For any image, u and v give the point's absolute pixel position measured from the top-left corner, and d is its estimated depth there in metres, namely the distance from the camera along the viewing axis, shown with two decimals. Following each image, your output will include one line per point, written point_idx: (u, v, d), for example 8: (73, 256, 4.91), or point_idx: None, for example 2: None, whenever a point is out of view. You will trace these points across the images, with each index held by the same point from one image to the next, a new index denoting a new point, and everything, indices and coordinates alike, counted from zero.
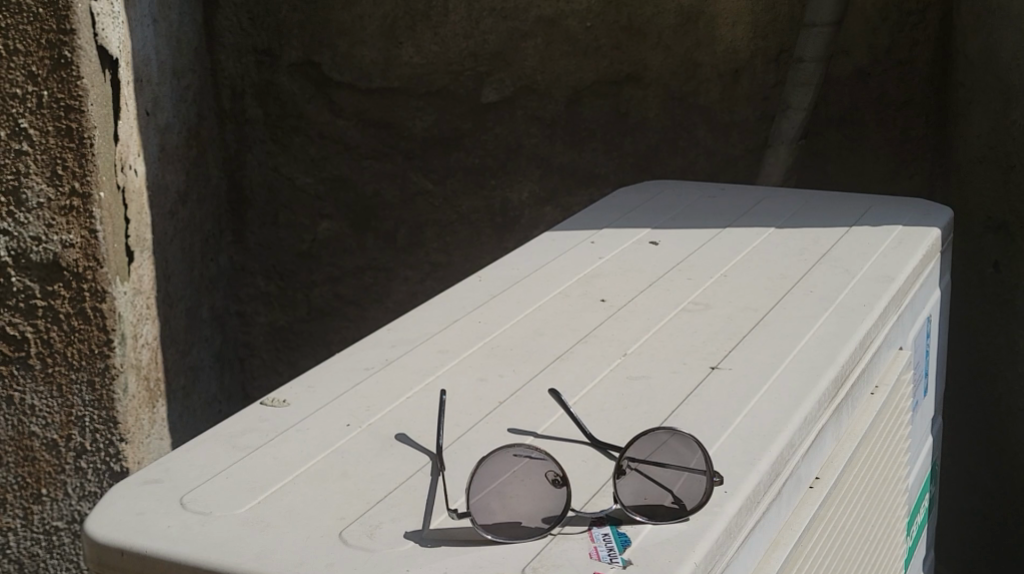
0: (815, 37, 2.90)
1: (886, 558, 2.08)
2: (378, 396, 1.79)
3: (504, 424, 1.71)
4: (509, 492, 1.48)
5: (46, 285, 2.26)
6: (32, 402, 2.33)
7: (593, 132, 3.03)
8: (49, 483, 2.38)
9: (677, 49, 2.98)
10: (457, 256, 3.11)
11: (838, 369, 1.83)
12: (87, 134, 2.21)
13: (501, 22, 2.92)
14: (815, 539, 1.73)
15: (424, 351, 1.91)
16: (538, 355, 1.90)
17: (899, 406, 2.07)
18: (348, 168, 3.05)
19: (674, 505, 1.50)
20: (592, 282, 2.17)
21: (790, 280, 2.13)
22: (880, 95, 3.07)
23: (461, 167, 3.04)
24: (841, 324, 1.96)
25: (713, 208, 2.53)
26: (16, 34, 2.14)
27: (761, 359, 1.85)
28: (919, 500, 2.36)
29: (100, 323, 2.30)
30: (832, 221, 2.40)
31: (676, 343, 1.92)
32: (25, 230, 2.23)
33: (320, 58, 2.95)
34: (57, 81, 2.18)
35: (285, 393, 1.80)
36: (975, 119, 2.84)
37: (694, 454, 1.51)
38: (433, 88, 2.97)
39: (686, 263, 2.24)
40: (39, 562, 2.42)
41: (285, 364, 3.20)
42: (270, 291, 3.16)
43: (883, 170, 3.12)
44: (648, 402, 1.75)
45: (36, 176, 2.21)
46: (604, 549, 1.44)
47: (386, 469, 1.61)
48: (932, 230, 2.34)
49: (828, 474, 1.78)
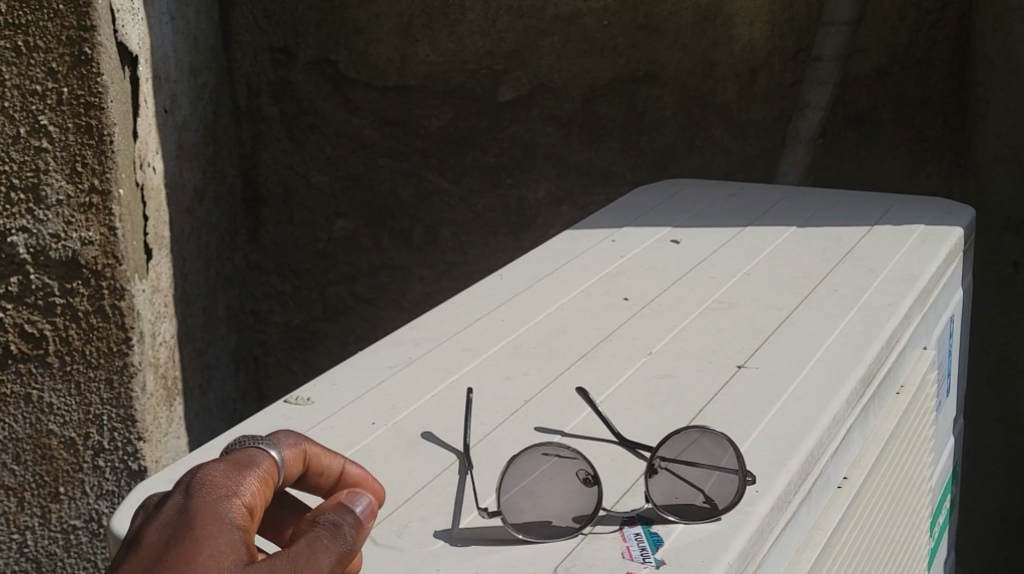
0: (834, 36, 2.91)
1: (909, 560, 2.06)
2: (403, 394, 1.77)
3: (532, 422, 1.70)
4: (540, 491, 1.47)
5: (65, 283, 2.23)
6: (50, 400, 2.29)
7: (610, 131, 3.02)
8: (68, 482, 2.35)
9: (694, 47, 2.98)
10: (474, 255, 3.11)
11: (866, 369, 1.82)
12: (107, 131, 2.17)
13: (518, 20, 2.90)
14: (844, 539, 1.71)
15: (448, 348, 1.90)
16: (563, 353, 1.89)
17: (923, 406, 2.05)
18: (363, 166, 3.03)
19: (706, 505, 1.48)
20: (615, 280, 2.15)
21: (814, 279, 2.12)
22: (899, 94, 3.05)
23: (477, 166, 3.03)
24: (868, 323, 1.94)
25: (733, 208, 2.51)
26: (37, 31, 2.10)
27: (787, 359, 1.84)
28: (941, 500, 2.34)
29: (118, 321, 2.26)
30: (854, 220, 2.39)
31: (701, 342, 1.90)
32: (45, 227, 2.20)
33: (336, 56, 2.93)
34: (77, 77, 2.13)
35: (308, 391, 1.79)
36: (995, 118, 2.83)
37: (725, 453, 1.50)
38: (450, 87, 2.95)
39: (708, 262, 2.22)
40: (57, 561, 2.39)
41: (300, 363, 3.19)
42: (286, 290, 3.14)
43: (902, 170, 3.11)
44: (676, 401, 1.74)
45: (56, 173, 2.17)
46: (637, 549, 1.43)
47: (414, 466, 1.60)
48: (955, 229, 2.32)
49: (856, 474, 1.76)
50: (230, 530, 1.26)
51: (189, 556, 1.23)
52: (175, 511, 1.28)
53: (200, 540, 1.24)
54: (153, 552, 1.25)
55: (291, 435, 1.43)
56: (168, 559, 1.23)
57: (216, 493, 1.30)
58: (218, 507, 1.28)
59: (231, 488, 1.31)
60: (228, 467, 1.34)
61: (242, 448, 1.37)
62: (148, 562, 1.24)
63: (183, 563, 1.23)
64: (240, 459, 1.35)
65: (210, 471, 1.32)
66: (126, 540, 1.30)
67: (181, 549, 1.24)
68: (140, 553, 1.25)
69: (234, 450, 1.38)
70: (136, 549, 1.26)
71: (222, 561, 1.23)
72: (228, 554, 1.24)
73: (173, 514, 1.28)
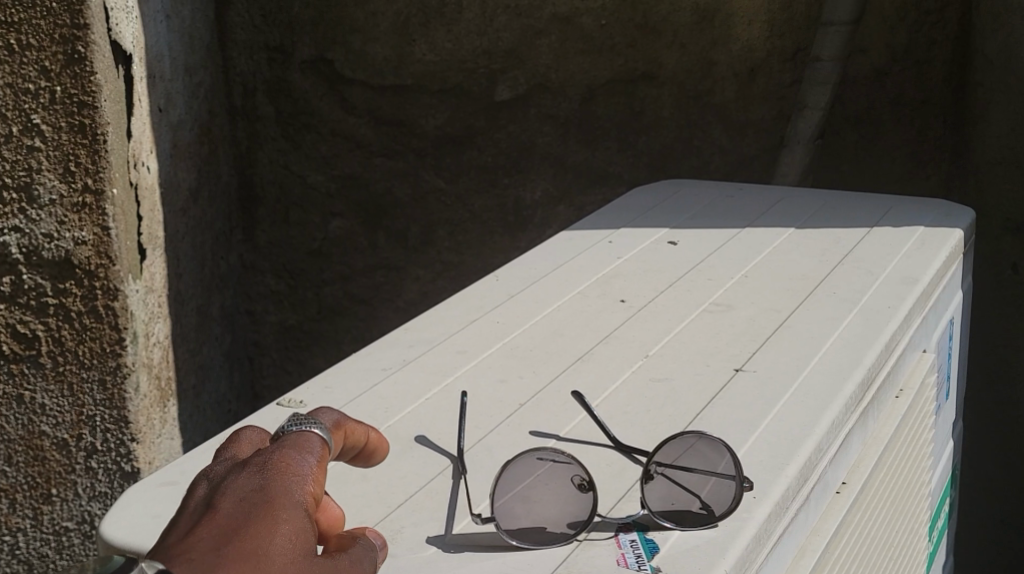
0: (832, 35, 2.90)
1: (908, 564, 2.05)
2: (397, 397, 1.76)
3: (527, 426, 1.68)
4: (534, 496, 1.45)
5: (58, 283, 2.20)
6: (43, 402, 2.27)
7: (608, 131, 3.01)
8: (60, 483, 2.32)
9: (692, 47, 2.97)
10: (470, 255, 3.09)
11: (865, 372, 1.80)
12: (100, 130, 2.14)
13: (516, 19, 2.88)
14: (842, 546, 1.70)
15: (442, 350, 1.89)
16: (559, 355, 1.87)
17: (923, 409, 2.04)
18: (359, 165, 3.02)
19: (702, 511, 1.46)
20: (611, 282, 2.14)
21: (813, 281, 2.10)
22: (898, 95, 3.04)
23: (474, 165, 3.01)
24: (867, 326, 1.93)
25: (730, 209, 2.50)
26: (30, 29, 2.07)
27: (785, 362, 1.82)
28: (940, 504, 2.33)
29: (111, 321, 2.24)
30: (853, 221, 2.38)
31: (698, 344, 1.89)
32: (37, 227, 2.17)
33: (332, 55, 2.91)
34: (70, 76, 2.11)
35: (301, 393, 1.77)
36: (994, 120, 2.81)
37: (722, 458, 1.48)
38: (447, 86, 2.93)
39: (705, 263, 2.21)
40: (49, 563, 2.37)
41: (295, 363, 3.18)
42: (281, 289, 3.13)
43: (901, 171, 3.09)
44: (672, 404, 1.72)
45: (49, 172, 2.15)
46: (632, 556, 1.41)
47: (407, 471, 1.58)
48: (954, 230, 2.31)
49: (854, 480, 1.75)
50: (304, 516, 1.23)
51: (268, 537, 1.19)
52: (251, 485, 1.24)
53: (280, 523, 1.21)
54: (230, 522, 1.20)
55: (336, 413, 1.40)
56: (247, 535, 1.19)
57: (289, 472, 1.26)
58: (293, 488, 1.25)
59: (305, 471, 1.27)
60: (296, 448, 1.30)
61: (302, 426, 1.33)
62: (226, 532, 1.19)
63: (263, 542, 1.19)
64: (301, 445, 1.31)
65: (282, 451, 1.28)
66: (188, 504, 1.25)
67: (259, 527, 1.20)
68: (215, 520, 1.21)
69: (292, 428, 1.34)
70: (208, 519, 1.21)
71: (299, 549, 1.21)
72: (303, 543, 1.21)
73: (250, 486, 1.24)
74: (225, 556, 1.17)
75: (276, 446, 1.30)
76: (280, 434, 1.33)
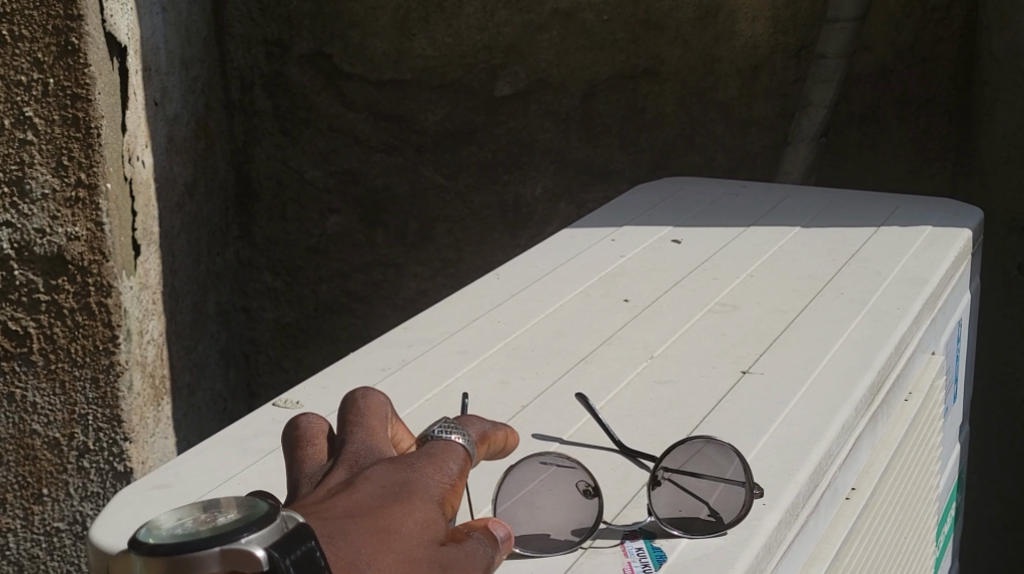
0: (837, 33, 2.84)
1: (915, 569, 2.01)
2: (396, 398, 1.72)
3: (528, 428, 1.64)
4: (538, 502, 1.42)
5: (50, 279, 2.16)
6: (34, 400, 2.22)
7: (609, 127, 2.97)
8: (51, 483, 2.28)
9: (695, 43, 2.93)
10: (469, 253, 3.05)
11: (875, 375, 1.76)
12: (94, 123, 2.09)
13: (516, 14, 2.84)
14: (851, 554, 1.66)
15: (442, 351, 1.85)
16: (561, 356, 1.83)
17: (932, 412, 2.00)
18: (357, 161, 2.97)
19: (710, 518, 1.42)
20: (614, 281, 2.10)
21: (821, 281, 2.06)
22: (904, 93, 3.00)
23: (474, 162, 2.97)
24: (876, 327, 1.89)
25: (735, 208, 2.45)
26: (22, 19, 2.03)
27: (793, 364, 1.78)
28: (947, 508, 2.29)
29: (104, 318, 2.20)
30: (860, 221, 2.34)
31: (704, 346, 1.85)
32: (29, 221, 2.12)
33: (331, 50, 2.87)
34: (63, 68, 2.06)
35: (298, 393, 1.73)
36: (1000, 119, 2.77)
37: (731, 463, 1.43)
38: (447, 81, 2.89)
39: (710, 262, 2.17)
40: (39, 564, 2.32)
41: (291, 361, 3.13)
42: (277, 286, 3.08)
43: (906, 169, 3.05)
44: (678, 408, 1.68)
45: (41, 166, 2.10)
46: (639, 565, 1.38)
47: None
48: (963, 230, 2.27)
49: (864, 485, 1.71)
50: (437, 512, 1.22)
51: (401, 519, 1.18)
52: (394, 477, 1.24)
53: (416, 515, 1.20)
54: (367, 501, 1.20)
55: (483, 425, 1.40)
56: (380, 513, 1.18)
57: (429, 472, 1.26)
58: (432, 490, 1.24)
59: (447, 478, 1.27)
60: (444, 454, 1.30)
61: (451, 434, 1.33)
62: (362, 507, 1.19)
63: (396, 522, 1.18)
64: (445, 453, 1.30)
65: (429, 455, 1.28)
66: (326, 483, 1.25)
67: (393, 509, 1.19)
68: (354, 495, 1.20)
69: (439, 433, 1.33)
70: (349, 493, 1.21)
71: (429, 542, 1.19)
72: (432, 535, 1.20)
73: (391, 476, 1.24)
74: (360, 526, 1.16)
75: (422, 450, 1.30)
76: (426, 436, 1.33)
